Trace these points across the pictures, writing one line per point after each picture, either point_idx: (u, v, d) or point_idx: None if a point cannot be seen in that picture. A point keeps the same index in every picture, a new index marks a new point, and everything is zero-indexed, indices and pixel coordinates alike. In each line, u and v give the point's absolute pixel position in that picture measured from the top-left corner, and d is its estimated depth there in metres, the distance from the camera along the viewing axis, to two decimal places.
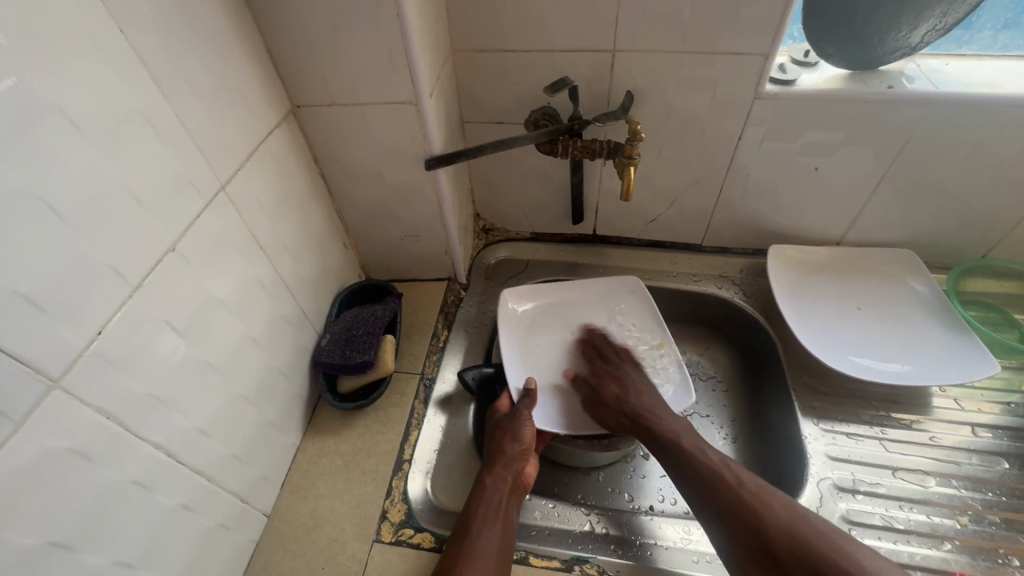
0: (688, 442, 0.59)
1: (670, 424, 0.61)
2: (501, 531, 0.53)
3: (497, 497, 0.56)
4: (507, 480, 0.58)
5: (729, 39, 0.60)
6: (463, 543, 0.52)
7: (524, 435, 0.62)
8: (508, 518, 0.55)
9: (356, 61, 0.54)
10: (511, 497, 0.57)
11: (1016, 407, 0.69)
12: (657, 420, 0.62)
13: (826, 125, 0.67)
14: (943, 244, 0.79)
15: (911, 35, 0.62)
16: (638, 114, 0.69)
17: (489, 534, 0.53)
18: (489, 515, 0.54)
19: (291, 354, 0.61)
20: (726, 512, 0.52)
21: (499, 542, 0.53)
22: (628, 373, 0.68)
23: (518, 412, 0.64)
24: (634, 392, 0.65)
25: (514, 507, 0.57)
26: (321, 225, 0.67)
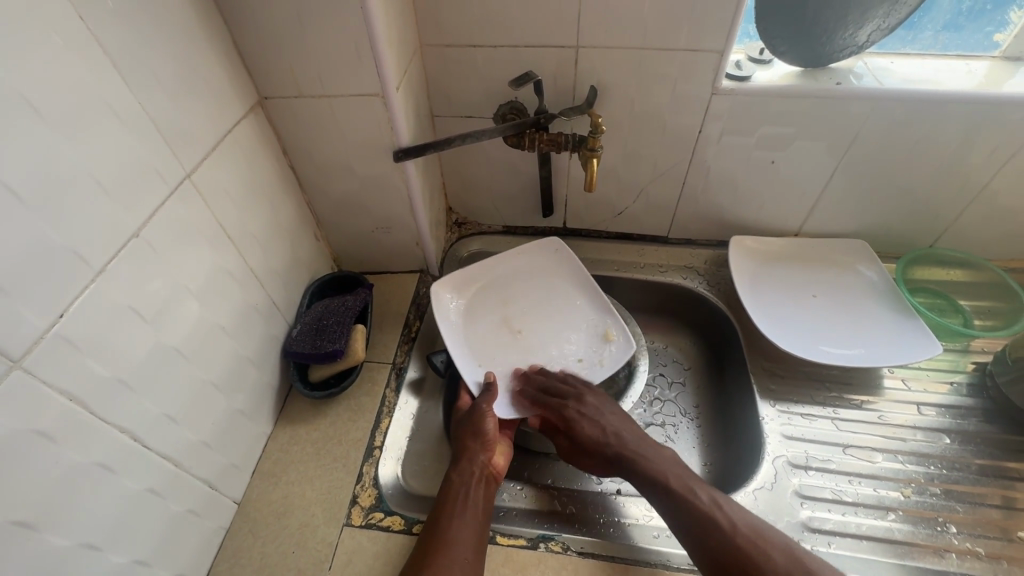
0: (677, 481, 0.57)
1: (662, 465, 0.59)
2: (470, 525, 0.54)
3: (465, 491, 0.57)
4: (474, 474, 0.59)
5: (687, 35, 0.63)
6: (434, 539, 0.53)
7: (485, 425, 0.62)
8: (477, 511, 0.56)
9: (323, 54, 0.55)
10: (480, 491, 0.58)
11: (960, 386, 0.73)
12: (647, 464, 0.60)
13: (781, 120, 0.70)
14: (894, 234, 0.83)
15: (857, 34, 0.66)
16: (603, 109, 0.72)
17: (457, 529, 0.54)
18: (456, 510, 0.55)
19: (261, 343, 0.62)
20: (722, 556, 0.52)
21: (468, 537, 0.53)
22: (594, 405, 0.65)
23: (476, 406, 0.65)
24: (610, 433, 0.63)
25: (485, 500, 0.58)
26: (290, 217, 0.67)
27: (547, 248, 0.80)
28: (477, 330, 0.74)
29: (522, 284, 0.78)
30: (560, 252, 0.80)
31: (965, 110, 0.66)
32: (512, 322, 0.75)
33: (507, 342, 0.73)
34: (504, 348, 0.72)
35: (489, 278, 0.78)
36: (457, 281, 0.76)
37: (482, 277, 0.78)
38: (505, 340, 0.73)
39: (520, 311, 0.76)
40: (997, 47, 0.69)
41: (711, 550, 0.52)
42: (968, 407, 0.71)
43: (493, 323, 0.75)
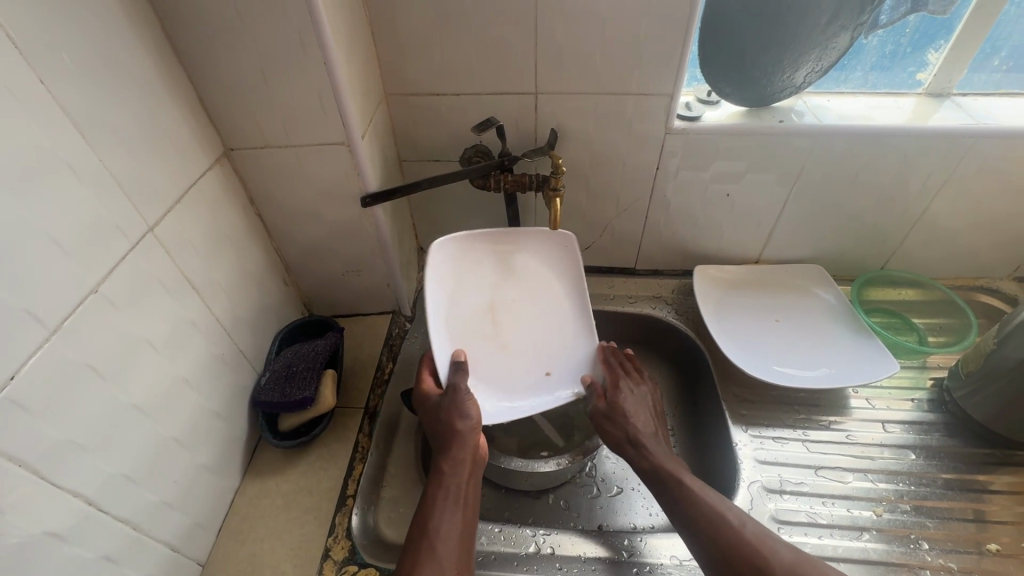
0: (683, 475, 0.59)
1: (662, 458, 0.61)
2: (455, 530, 0.52)
3: (450, 491, 0.55)
4: (457, 471, 0.57)
5: (638, 82, 0.67)
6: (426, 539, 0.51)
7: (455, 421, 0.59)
8: (462, 513, 0.54)
9: (289, 107, 0.57)
10: (464, 491, 0.56)
11: (921, 402, 0.75)
12: (649, 459, 0.62)
13: (732, 156, 0.74)
14: (848, 258, 0.87)
15: (794, 77, 0.71)
16: (564, 151, 0.75)
17: (443, 534, 0.51)
18: (439, 515, 0.53)
19: (227, 394, 0.60)
20: (731, 551, 0.51)
21: (453, 541, 0.51)
22: (626, 394, 0.67)
23: (443, 398, 0.61)
24: (628, 417, 0.65)
25: (471, 500, 0.56)
26: (257, 265, 0.67)
27: (556, 237, 0.75)
28: (463, 302, 0.73)
29: (511, 267, 0.76)
30: (569, 243, 0.75)
31: (897, 142, 0.71)
32: (496, 313, 0.73)
33: (488, 335, 0.71)
34: (484, 339, 0.71)
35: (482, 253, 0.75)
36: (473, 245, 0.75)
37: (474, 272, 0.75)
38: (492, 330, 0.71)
39: (509, 295, 0.75)
40: (920, 85, 0.75)
41: (728, 563, 0.51)
42: (931, 422, 0.73)
43: (471, 308, 0.73)
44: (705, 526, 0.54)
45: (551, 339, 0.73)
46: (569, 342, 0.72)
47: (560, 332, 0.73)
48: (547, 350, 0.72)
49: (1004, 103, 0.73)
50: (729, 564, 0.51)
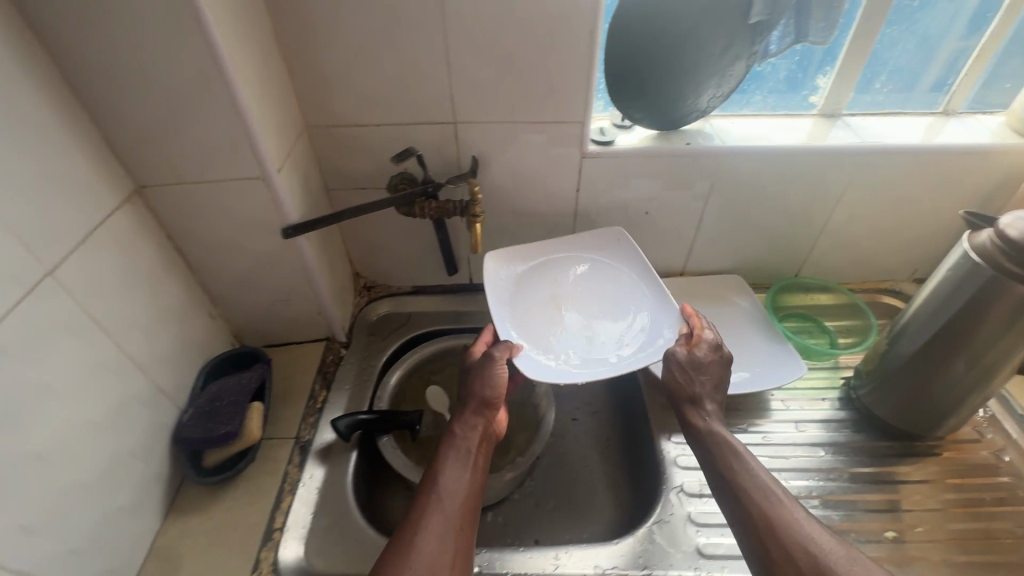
0: (735, 447, 0.61)
1: (715, 427, 0.64)
2: (456, 487, 0.59)
3: (455, 453, 0.63)
4: (465, 438, 0.65)
5: (550, 111, 0.70)
6: (431, 477, 0.60)
7: (469, 391, 0.68)
8: (464, 474, 0.61)
9: (199, 144, 0.57)
10: (471, 454, 0.63)
11: (833, 401, 0.81)
12: (705, 421, 0.65)
13: (646, 177, 0.78)
14: (764, 268, 0.92)
15: (698, 102, 0.76)
16: (488, 176, 0.77)
17: (445, 490, 0.58)
18: (443, 474, 0.60)
19: (145, 434, 0.60)
20: (754, 518, 0.54)
21: (454, 496, 0.58)
22: (694, 359, 0.68)
23: (467, 369, 0.71)
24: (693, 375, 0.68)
25: (477, 463, 0.63)
26: (177, 300, 0.66)
27: (608, 236, 0.81)
28: (528, 295, 0.77)
29: (568, 264, 0.80)
30: (621, 239, 0.81)
31: (794, 159, 0.77)
32: (559, 301, 0.77)
33: (552, 319, 0.75)
34: (547, 322, 0.75)
35: (537, 259, 0.80)
36: (514, 253, 0.79)
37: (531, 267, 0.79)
38: (550, 318, 0.75)
39: (569, 285, 0.78)
40: (814, 107, 0.81)
41: (746, 525, 0.54)
42: (842, 419, 0.78)
43: (541, 299, 0.77)
44: (741, 485, 0.57)
45: (619, 317, 0.76)
46: (639, 319, 0.75)
47: (617, 313, 0.76)
48: (618, 329, 0.74)
49: (886, 122, 0.81)
50: (745, 528, 0.54)
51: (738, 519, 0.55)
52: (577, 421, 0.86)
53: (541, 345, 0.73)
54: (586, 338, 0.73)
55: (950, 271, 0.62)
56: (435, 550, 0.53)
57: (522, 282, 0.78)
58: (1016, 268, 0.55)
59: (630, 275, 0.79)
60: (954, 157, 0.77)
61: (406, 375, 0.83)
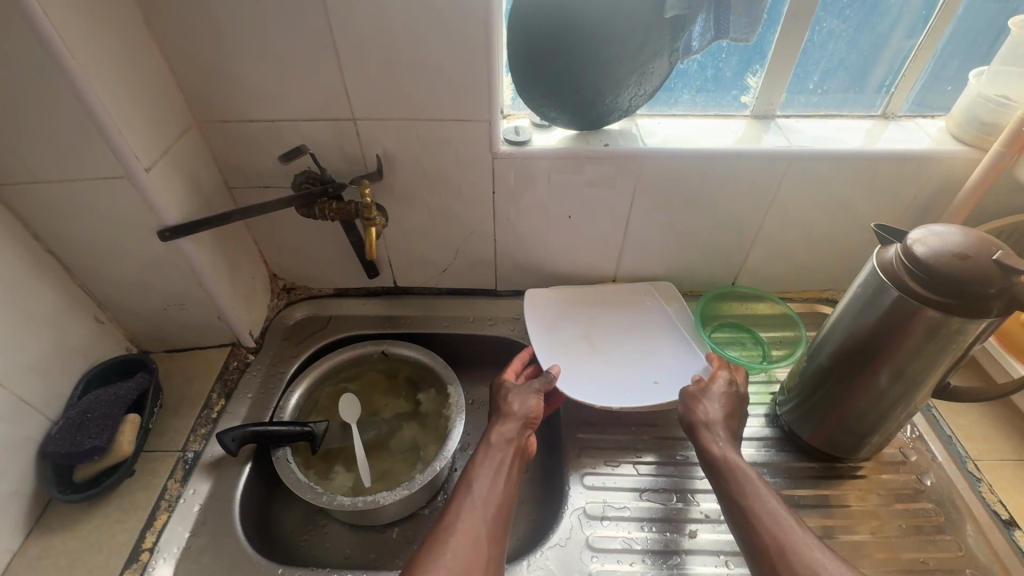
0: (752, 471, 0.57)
1: (729, 454, 0.59)
2: (479, 503, 0.56)
3: (488, 466, 0.60)
4: (498, 451, 0.62)
5: (453, 108, 0.66)
6: (461, 487, 0.58)
7: (511, 406, 0.67)
8: (492, 490, 0.58)
9: (51, 141, 0.53)
10: (502, 468, 0.61)
11: (760, 417, 0.77)
12: (719, 447, 0.60)
13: (565, 178, 0.74)
14: (699, 275, 0.88)
15: (618, 101, 0.72)
16: (397, 176, 0.73)
17: (465, 507, 0.56)
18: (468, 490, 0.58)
19: (0, 449, 0.56)
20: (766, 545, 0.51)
21: (486, 511, 0.56)
22: (712, 389, 0.66)
23: (508, 389, 0.70)
24: (706, 404, 0.64)
25: (510, 475, 0.61)
26: (49, 305, 0.62)
27: (640, 289, 0.87)
28: (562, 330, 0.82)
29: (596, 305, 0.85)
30: (651, 292, 0.86)
31: (719, 163, 0.73)
32: (595, 335, 0.81)
33: (587, 351, 0.80)
34: (580, 353, 0.79)
35: (577, 297, 0.86)
36: (554, 291, 0.85)
37: (578, 306, 0.85)
38: (580, 346, 0.80)
39: (599, 323, 0.83)
40: (746, 107, 0.77)
41: (760, 552, 0.51)
42: (767, 437, 0.75)
43: (575, 334, 0.81)
44: (757, 509, 0.53)
45: (645, 355, 0.80)
46: (659, 357, 0.79)
47: (641, 353, 0.80)
48: (643, 366, 0.78)
49: (821, 125, 0.76)
50: (760, 554, 0.51)
51: (754, 550, 0.51)
52: None
53: (575, 372, 0.77)
54: (616, 370, 0.78)
55: (858, 289, 0.59)
56: (459, 567, 0.50)
57: (558, 316, 0.83)
58: (920, 287, 0.52)
59: (660, 319, 0.83)
60: (890, 163, 0.73)
61: (315, 383, 0.80)
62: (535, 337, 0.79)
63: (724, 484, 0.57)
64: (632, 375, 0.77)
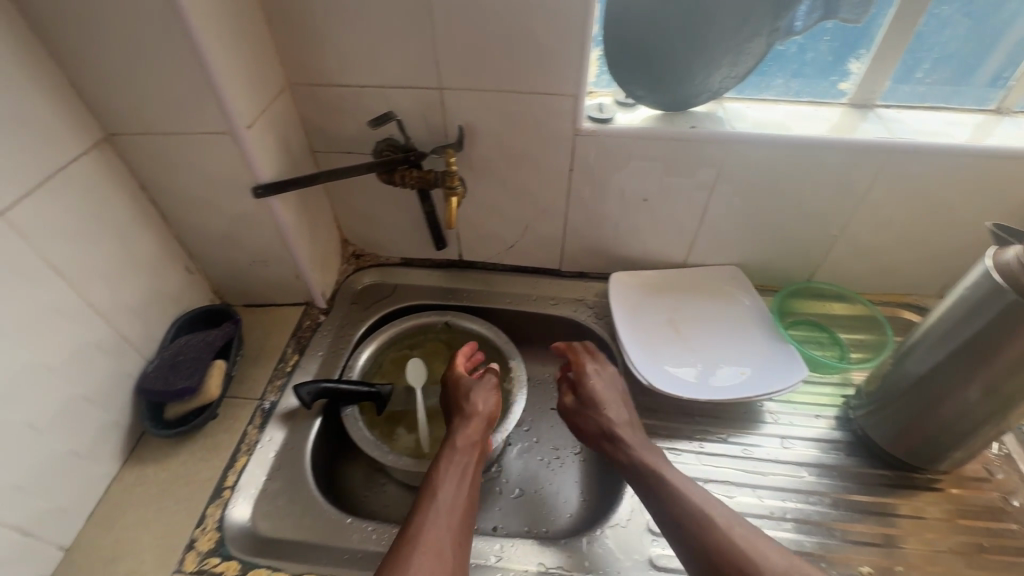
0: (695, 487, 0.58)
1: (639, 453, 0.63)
2: (445, 509, 0.57)
3: (454, 472, 0.61)
4: (462, 457, 0.63)
5: (541, 81, 0.65)
6: (429, 491, 0.59)
7: (476, 406, 0.67)
8: (457, 496, 0.58)
9: (165, 94, 0.56)
10: (465, 475, 0.61)
11: (829, 420, 0.75)
12: (628, 454, 0.63)
13: (645, 159, 0.73)
14: (771, 269, 0.85)
15: (708, 81, 0.69)
16: (476, 148, 0.74)
17: (434, 512, 0.56)
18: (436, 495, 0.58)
19: (105, 382, 0.60)
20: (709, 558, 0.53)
21: (451, 519, 0.56)
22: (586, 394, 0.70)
23: (468, 386, 0.71)
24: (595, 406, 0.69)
25: (473, 483, 0.61)
26: (150, 252, 0.66)
27: (722, 274, 0.84)
28: (645, 316, 0.80)
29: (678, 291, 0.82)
30: (735, 277, 0.83)
31: (811, 152, 0.69)
32: (680, 323, 0.79)
33: (673, 340, 0.78)
34: (666, 341, 0.78)
35: (659, 280, 0.84)
36: (636, 275, 0.83)
37: (659, 289, 0.83)
38: (664, 335, 0.78)
39: (684, 309, 0.81)
40: (844, 95, 0.73)
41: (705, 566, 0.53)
42: (835, 440, 0.72)
43: (659, 320, 0.80)
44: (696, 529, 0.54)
45: (733, 344, 0.77)
46: (750, 347, 0.76)
47: (730, 341, 0.77)
48: (732, 355, 0.75)
49: (925, 118, 0.72)
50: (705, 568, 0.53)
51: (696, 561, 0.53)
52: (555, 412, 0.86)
53: (661, 362, 0.75)
54: (705, 360, 0.75)
55: (968, 290, 0.56)
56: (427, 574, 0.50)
57: (639, 300, 0.81)
58: None
59: (746, 308, 0.80)
60: (1003, 162, 0.68)
61: (380, 348, 0.82)
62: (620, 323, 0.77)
63: (658, 496, 0.58)
64: (722, 365, 0.74)
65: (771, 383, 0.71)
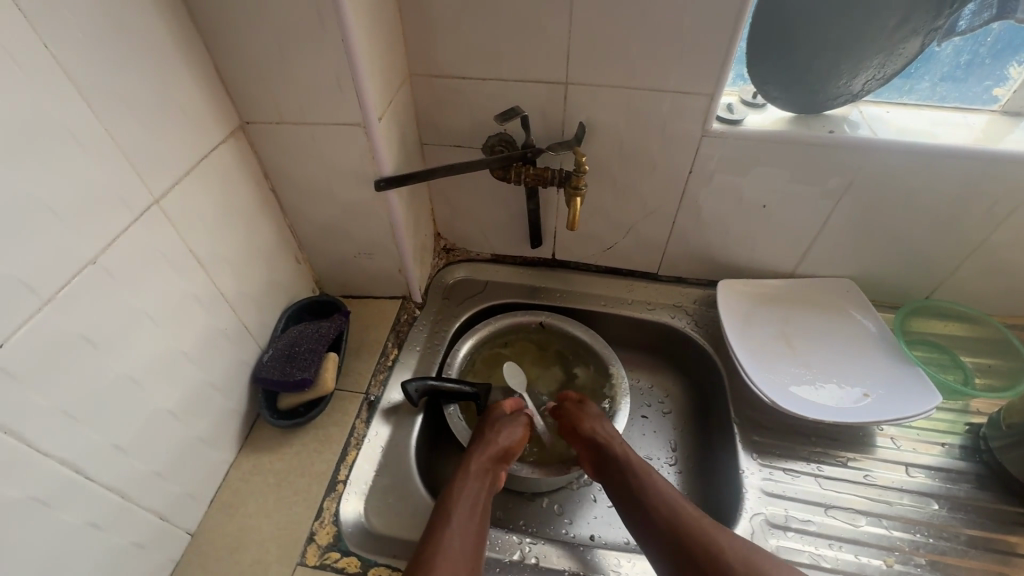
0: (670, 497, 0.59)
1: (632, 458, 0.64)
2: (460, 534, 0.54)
3: (467, 497, 0.58)
4: (476, 482, 0.60)
5: (677, 78, 0.62)
6: (443, 510, 0.56)
7: (499, 436, 0.64)
8: (469, 524, 0.56)
9: (305, 83, 0.55)
10: (481, 496, 0.59)
11: (951, 448, 0.70)
12: (621, 454, 0.64)
13: (772, 164, 0.69)
14: (889, 284, 0.80)
15: (852, 83, 0.65)
16: (592, 146, 0.71)
17: (450, 537, 0.53)
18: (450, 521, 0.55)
19: (228, 369, 0.60)
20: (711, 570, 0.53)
21: (467, 540, 0.54)
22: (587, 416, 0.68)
23: (500, 417, 0.67)
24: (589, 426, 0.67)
25: (484, 505, 0.59)
26: (269, 241, 0.66)
27: (837, 287, 0.79)
28: (754, 329, 0.77)
29: (791, 305, 0.79)
30: (850, 291, 0.79)
31: (960, 163, 0.64)
32: (791, 338, 0.76)
33: (786, 354, 0.75)
34: (778, 355, 0.75)
35: (770, 293, 0.80)
36: (745, 286, 0.80)
37: (769, 302, 0.79)
38: (778, 350, 0.75)
39: (797, 325, 0.77)
40: (995, 102, 0.67)
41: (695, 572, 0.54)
42: (960, 471, 0.68)
43: (769, 334, 0.77)
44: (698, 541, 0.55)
45: (853, 365, 0.73)
46: (871, 369, 0.72)
47: (848, 361, 0.73)
48: (852, 377, 0.72)
49: None
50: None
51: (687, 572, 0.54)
52: (645, 420, 0.82)
53: (774, 374, 0.73)
54: (821, 378, 0.72)
55: None
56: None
57: (747, 311, 0.78)
58: None
59: (864, 327, 0.76)
60: None
61: (479, 343, 0.81)
62: (730, 332, 0.75)
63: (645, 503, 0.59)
64: (841, 386, 0.71)
65: (898, 409, 0.67)
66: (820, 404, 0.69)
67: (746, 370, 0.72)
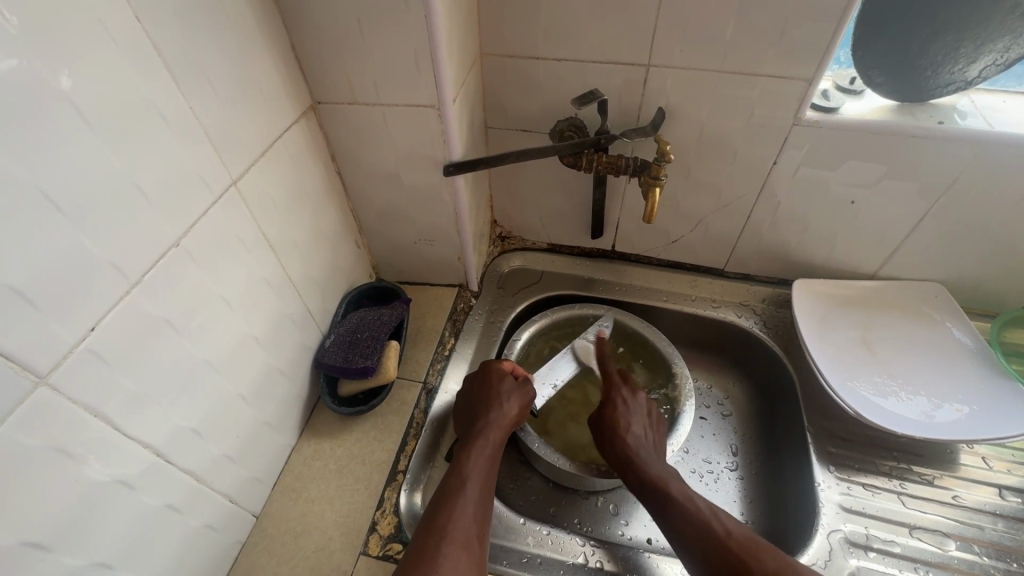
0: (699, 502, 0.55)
1: (658, 469, 0.59)
2: (472, 518, 0.50)
3: (475, 472, 0.54)
4: (478, 455, 0.56)
5: (772, 61, 0.57)
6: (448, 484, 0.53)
7: (503, 409, 0.60)
8: (480, 504, 0.51)
9: (381, 63, 0.52)
10: (484, 469, 0.55)
11: None
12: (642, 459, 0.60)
13: (868, 158, 0.63)
14: (985, 290, 0.74)
15: (968, 69, 0.59)
16: (668, 133, 0.67)
17: (459, 517, 0.49)
18: (460, 502, 0.51)
19: (293, 354, 0.60)
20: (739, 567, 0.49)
21: (471, 515, 0.50)
22: (626, 409, 0.65)
23: (500, 386, 0.63)
24: (626, 425, 0.63)
25: (488, 481, 0.54)
26: (333, 225, 0.65)
27: (924, 293, 0.74)
28: (834, 333, 0.73)
29: (876, 310, 0.74)
30: (940, 299, 0.73)
31: None
32: (872, 342, 0.72)
33: (867, 360, 0.70)
34: (857, 359, 0.70)
35: (853, 294, 0.75)
36: (825, 286, 0.76)
37: (851, 304, 0.75)
38: (857, 356, 0.71)
39: (880, 329, 0.73)
40: None
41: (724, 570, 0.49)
42: None
43: (849, 333, 0.73)
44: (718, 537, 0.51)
45: (942, 376, 0.68)
46: (962, 384, 0.67)
47: (936, 373, 0.68)
48: (940, 389, 0.67)
49: None
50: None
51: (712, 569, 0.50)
52: (704, 421, 0.79)
53: (853, 377, 0.69)
54: (905, 388, 0.68)
55: None
56: None
57: (825, 312, 0.74)
58: None
59: (954, 338, 0.71)
60: None
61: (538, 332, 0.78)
62: (804, 330, 0.72)
63: (670, 517, 0.55)
64: (929, 400, 0.66)
65: (993, 429, 0.62)
66: (906, 416, 0.65)
67: (822, 368, 0.69)
